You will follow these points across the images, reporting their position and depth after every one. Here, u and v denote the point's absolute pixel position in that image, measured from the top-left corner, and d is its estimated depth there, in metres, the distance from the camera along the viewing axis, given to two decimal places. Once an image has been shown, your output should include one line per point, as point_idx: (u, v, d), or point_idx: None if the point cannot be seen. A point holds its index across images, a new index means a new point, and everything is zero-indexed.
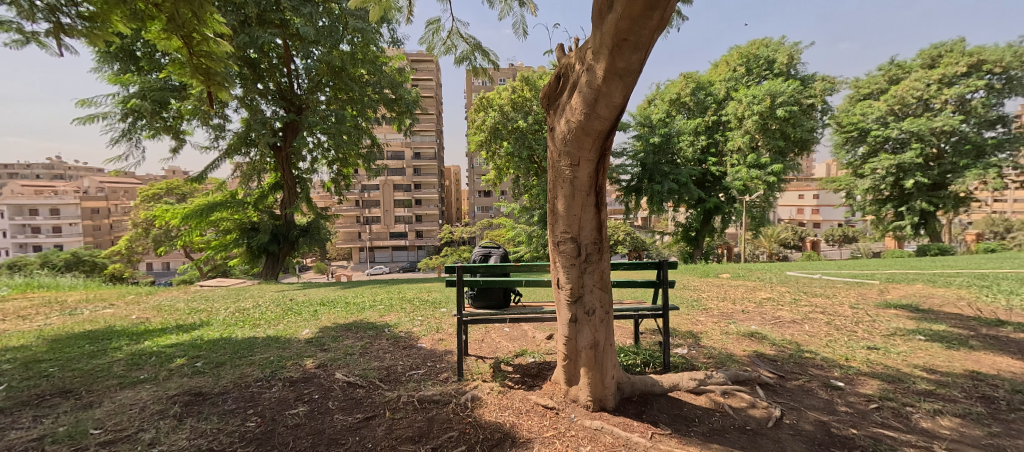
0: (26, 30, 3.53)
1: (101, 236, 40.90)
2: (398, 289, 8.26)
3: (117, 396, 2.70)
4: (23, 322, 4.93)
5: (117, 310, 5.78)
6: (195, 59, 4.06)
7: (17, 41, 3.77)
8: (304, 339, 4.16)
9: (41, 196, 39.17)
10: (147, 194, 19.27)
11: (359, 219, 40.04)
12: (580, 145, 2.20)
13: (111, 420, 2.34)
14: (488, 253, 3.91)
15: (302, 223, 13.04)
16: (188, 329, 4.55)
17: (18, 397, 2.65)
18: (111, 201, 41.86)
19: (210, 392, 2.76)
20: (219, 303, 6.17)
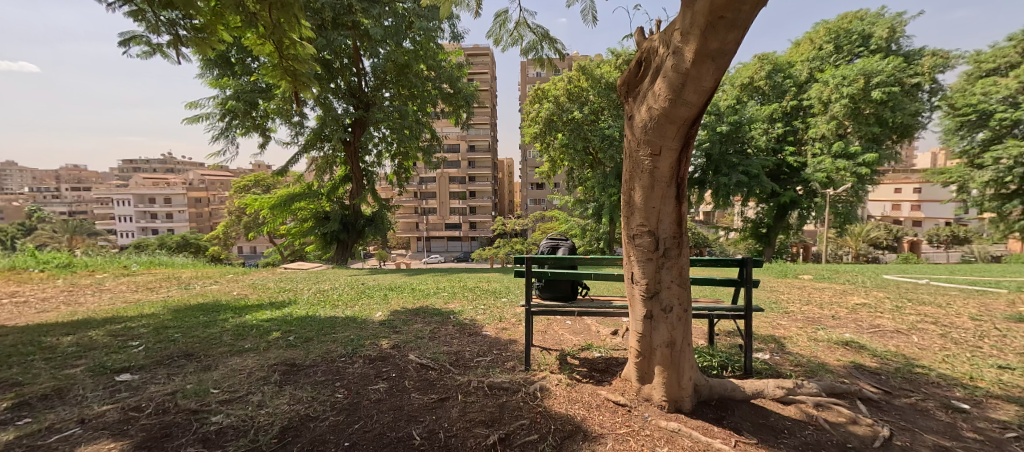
0: (153, 43, 4.08)
1: (203, 222, 46.98)
2: (458, 277, 8.57)
3: (229, 361, 3.07)
4: (152, 293, 5.80)
5: (220, 286, 6.61)
6: (285, 62, 4.41)
7: (147, 53, 4.37)
8: (377, 320, 4.47)
9: (159, 186, 45.84)
10: (239, 185, 21.64)
11: (418, 210, 41.97)
12: (663, 134, 2.08)
13: (226, 381, 2.67)
14: (556, 245, 3.92)
15: (368, 213, 13.95)
16: (279, 306, 5.09)
17: (155, 357, 3.13)
18: (211, 192, 47.78)
19: (302, 363, 3.04)
20: (302, 284, 6.82)
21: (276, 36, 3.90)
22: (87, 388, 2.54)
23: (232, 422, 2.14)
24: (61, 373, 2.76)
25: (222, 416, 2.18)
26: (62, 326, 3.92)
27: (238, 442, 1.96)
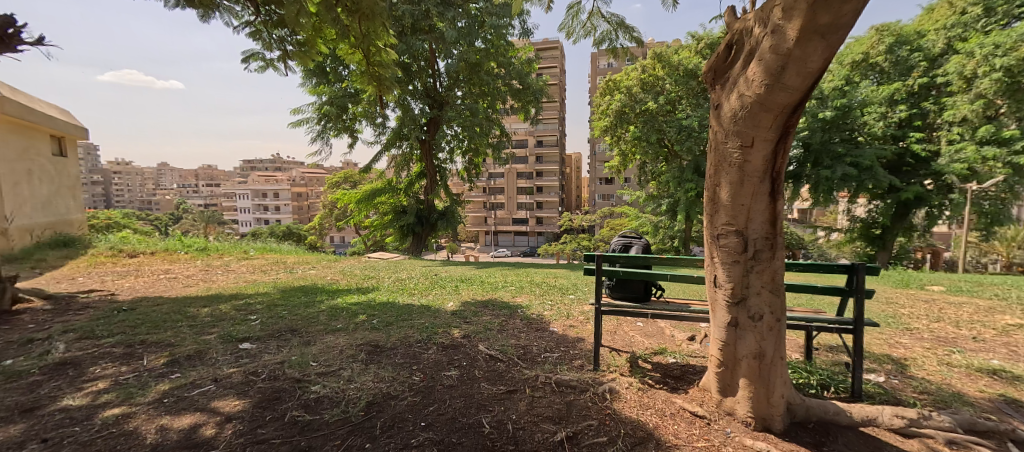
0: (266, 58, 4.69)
1: (303, 214, 53.08)
2: (525, 272, 8.65)
3: (324, 338, 3.43)
4: (263, 275, 6.71)
5: (316, 271, 7.44)
6: (370, 68, 4.77)
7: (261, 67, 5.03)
8: (449, 309, 4.66)
9: (269, 183, 52.79)
10: (331, 182, 23.98)
11: (487, 204, 43.14)
12: (757, 124, 1.88)
13: (322, 356, 2.99)
14: (628, 243, 3.78)
15: (441, 207, 14.64)
16: (364, 291, 5.57)
17: (267, 329, 3.60)
18: (308, 188, 53.76)
19: (384, 345, 3.30)
20: (383, 272, 7.39)
21: (365, 44, 4.21)
22: (218, 352, 3.00)
23: (326, 392, 2.39)
24: (199, 338, 3.30)
25: (320, 386, 2.44)
26: (198, 300, 4.68)
27: (333, 410, 2.18)
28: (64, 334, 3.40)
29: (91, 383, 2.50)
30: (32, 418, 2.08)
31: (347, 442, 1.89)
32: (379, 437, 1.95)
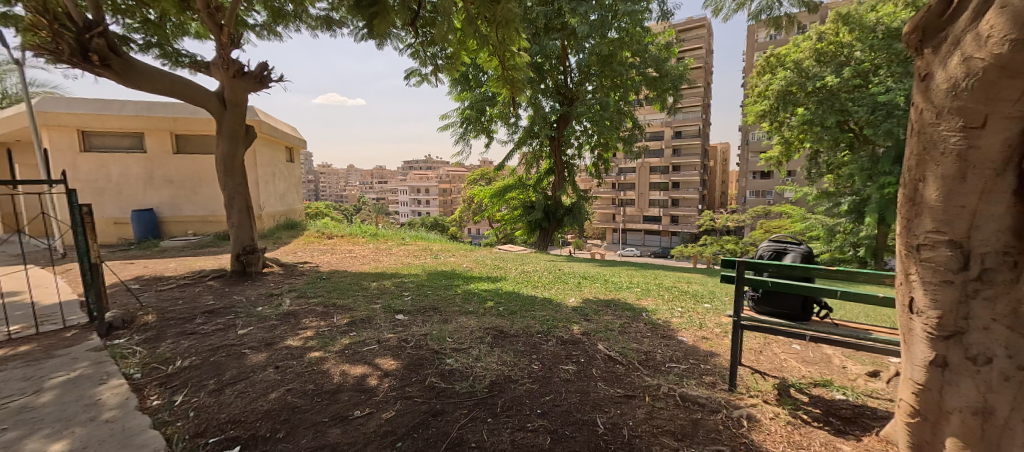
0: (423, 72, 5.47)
1: (446, 208, 59.99)
2: (653, 274, 8.14)
3: (459, 319, 3.83)
4: (415, 259, 7.84)
5: (455, 258, 8.35)
6: (505, 72, 5.08)
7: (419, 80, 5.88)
8: (572, 304, 4.70)
9: (421, 180, 61.14)
10: (470, 179, 26.39)
11: (616, 201, 41.74)
12: (992, 97, 1.24)
13: (457, 335, 3.35)
14: (782, 250, 3.24)
15: (567, 203, 14.74)
16: (493, 280, 6.02)
17: (417, 305, 4.21)
18: (452, 184, 60.39)
19: (508, 333, 3.54)
20: (511, 264, 7.86)
21: (501, 51, 4.54)
22: (380, 319, 3.65)
23: (458, 366, 2.70)
24: (369, 306, 4.08)
25: (454, 360, 2.76)
26: (369, 276, 5.76)
27: (462, 382, 2.45)
28: (288, 293, 4.60)
29: (303, 330, 3.34)
30: (269, 350, 2.90)
31: (472, 413, 2.11)
32: (499, 415, 2.13)
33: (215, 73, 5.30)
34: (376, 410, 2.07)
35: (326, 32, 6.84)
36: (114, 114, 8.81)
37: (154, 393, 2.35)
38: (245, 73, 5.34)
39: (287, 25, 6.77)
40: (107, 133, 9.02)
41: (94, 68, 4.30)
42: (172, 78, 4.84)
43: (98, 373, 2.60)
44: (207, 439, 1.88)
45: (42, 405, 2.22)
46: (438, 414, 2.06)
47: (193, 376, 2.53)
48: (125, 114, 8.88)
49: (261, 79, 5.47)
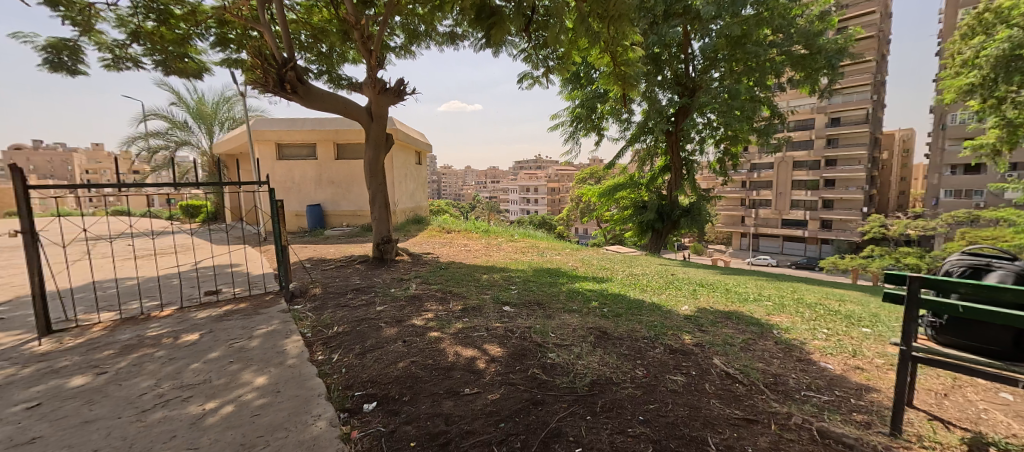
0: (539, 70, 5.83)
1: (555, 207, 60.64)
2: (791, 287, 7.00)
3: (563, 316, 3.80)
4: (523, 256, 8.14)
5: (562, 257, 8.41)
6: (617, 68, 4.88)
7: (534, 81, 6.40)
8: (686, 309, 4.32)
9: (531, 180, 62.86)
10: (580, 178, 25.97)
11: (746, 202, 36.85)
12: None
13: (560, 331, 3.35)
14: (980, 267, 2.52)
15: (685, 203, 13.52)
16: (599, 281, 5.82)
17: (525, 298, 4.38)
18: (562, 183, 60.70)
19: (613, 335, 3.44)
20: (619, 266, 7.57)
21: (613, 47, 4.44)
22: (490, 309, 3.93)
23: (560, 361, 2.72)
24: (480, 296, 4.42)
25: (556, 355, 2.80)
26: (481, 269, 6.21)
27: (564, 377, 2.48)
28: (414, 279, 5.26)
29: (425, 312, 3.80)
30: (399, 326, 3.38)
31: (572, 408, 2.14)
32: (599, 414, 2.12)
33: (365, 91, 6.32)
34: (483, 390, 2.26)
35: (451, 47, 7.57)
36: (294, 129, 11.12)
37: (319, 349, 2.96)
38: (387, 89, 6.24)
39: (419, 44, 7.69)
40: (292, 144, 11.46)
41: (286, 93, 5.53)
42: (336, 98, 5.94)
43: (283, 330, 3.38)
44: (353, 392, 2.30)
45: (251, 348, 2.99)
46: (539, 404, 2.13)
47: (344, 340, 3.11)
48: (303, 128, 11.15)
49: (398, 93, 6.34)
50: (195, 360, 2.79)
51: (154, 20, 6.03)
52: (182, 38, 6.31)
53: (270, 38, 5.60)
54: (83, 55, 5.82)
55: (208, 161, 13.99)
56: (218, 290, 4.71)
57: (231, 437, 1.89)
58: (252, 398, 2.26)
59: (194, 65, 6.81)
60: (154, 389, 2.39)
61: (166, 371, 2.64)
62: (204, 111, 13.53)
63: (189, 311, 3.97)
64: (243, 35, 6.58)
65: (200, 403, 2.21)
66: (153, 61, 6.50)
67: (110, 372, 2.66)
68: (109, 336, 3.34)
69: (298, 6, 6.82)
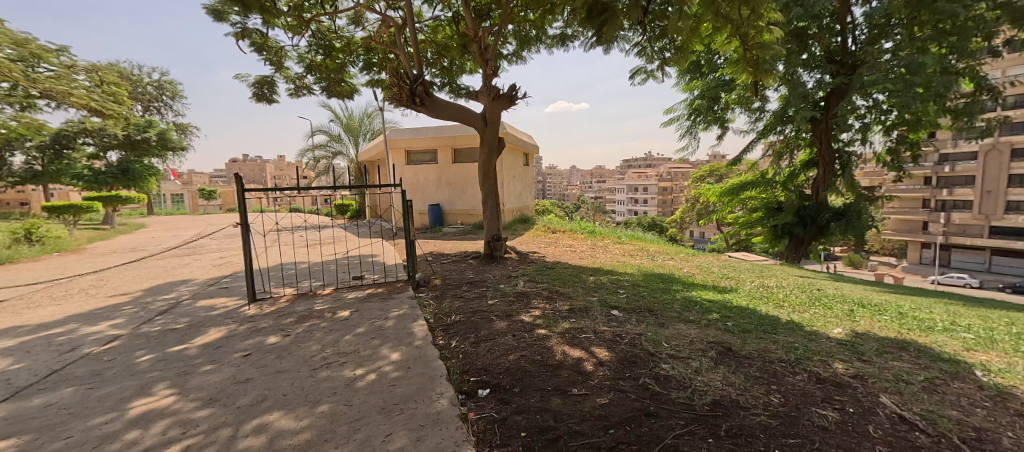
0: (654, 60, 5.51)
1: (666, 208, 56.60)
2: (1001, 317, 5.31)
3: (677, 326, 3.46)
4: (632, 259, 7.77)
5: (676, 262, 7.77)
6: (748, 53, 4.20)
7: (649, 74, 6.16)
8: (838, 329, 3.55)
9: (641, 179, 59.52)
10: (696, 176, 23.63)
11: (930, 203, 29.18)
12: None
13: (674, 342, 3.02)
14: None
15: (837, 205, 11.18)
16: (721, 290, 5.13)
17: (635, 304, 4.15)
18: (675, 182, 56.25)
19: (739, 351, 2.85)
20: (746, 275, 6.61)
21: (743, 30, 3.90)
22: (597, 312, 3.87)
23: (675, 374, 2.46)
24: (587, 298, 4.39)
25: (671, 366, 2.56)
26: (587, 270, 6.15)
27: (680, 390, 2.26)
28: (522, 276, 5.46)
29: (533, 309, 3.93)
30: (509, 320, 3.55)
31: (690, 426, 1.91)
32: (723, 439, 1.82)
33: (481, 99, 6.77)
34: (591, 393, 2.25)
35: (561, 48, 7.62)
36: (420, 137, 12.50)
37: (440, 335, 3.29)
38: (500, 95, 6.59)
39: (530, 49, 7.93)
40: (418, 150, 12.92)
41: (416, 106, 6.23)
42: (456, 107, 6.49)
43: (412, 313, 3.85)
44: (469, 377, 2.50)
45: (387, 327, 3.47)
46: (652, 416, 2.00)
47: (461, 329, 3.40)
48: (427, 136, 12.44)
49: (510, 98, 6.65)
50: (348, 332, 3.36)
51: (321, 55, 7.43)
52: (340, 66, 7.59)
53: (405, 60, 6.39)
54: (275, 87, 7.43)
55: (355, 167, 16.58)
56: (362, 276, 5.57)
57: (375, 400, 2.23)
58: (390, 370, 2.63)
59: (348, 88, 8.13)
60: (321, 352, 2.95)
61: (328, 338, 3.23)
62: (352, 124, 16.07)
63: (342, 292, 4.78)
64: (383, 59, 7.62)
65: (352, 368, 2.66)
66: (320, 87, 7.97)
67: (291, 335, 3.37)
68: (290, 307, 4.23)
69: (426, 27, 7.65)
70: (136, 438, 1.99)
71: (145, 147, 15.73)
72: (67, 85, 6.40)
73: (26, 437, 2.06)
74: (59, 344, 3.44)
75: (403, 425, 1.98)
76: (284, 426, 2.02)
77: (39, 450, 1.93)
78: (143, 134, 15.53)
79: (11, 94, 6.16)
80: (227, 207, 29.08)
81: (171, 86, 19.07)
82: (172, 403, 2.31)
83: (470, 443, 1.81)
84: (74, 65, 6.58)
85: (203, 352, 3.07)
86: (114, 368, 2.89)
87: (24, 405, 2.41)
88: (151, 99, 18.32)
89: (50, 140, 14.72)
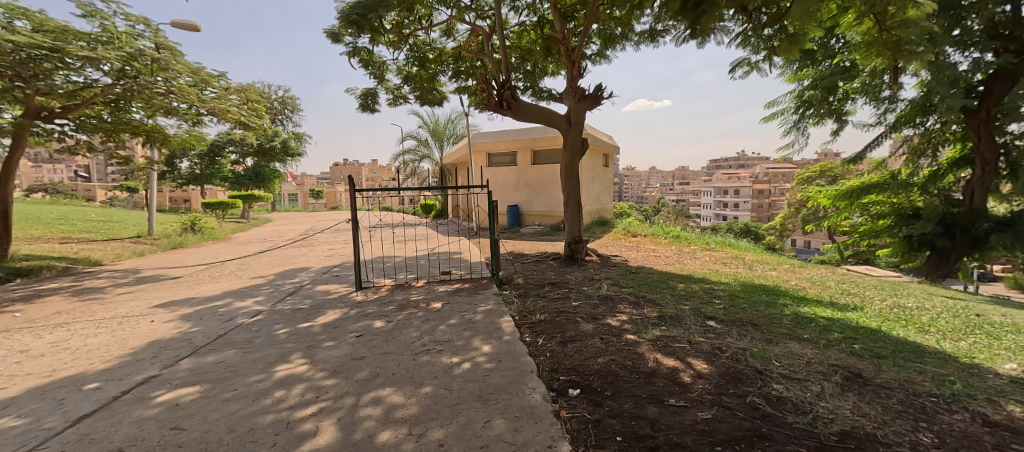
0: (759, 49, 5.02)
1: (762, 213, 50.96)
2: None
3: (788, 343, 3.11)
4: (726, 267, 7.15)
5: (780, 274, 6.97)
6: (885, 34, 3.56)
7: (751, 66, 5.65)
8: (1010, 364, 2.88)
9: (734, 182, 54.51)
10: (802, 177, 20.91)
11: None
12: None
13: (787, 361, 2.72)
14: None
15: (1001, 215, 8.99)
16: (842, 307, 4.48)
17: (735, 316, 3.81)
18: (773, 184, 50.32)
19: (872, 379, 2.47)
20: (873, 292, 5.69)
21: (879, 8, 3.32)
22: (691, 321, 3.62)
23: (789, 396, 2.21)
24: (677, 306, 4.14)
25: (784, 387, 2.31)
26: (675, 277, 5.79)
27: (798, 415, 2.03)
28: (605, 280, 5.34)
29: (620, 314, 3.82)
30: (595, 323, 3.51)
31: None
32: None
33: (565, 100, 6.75)
34: (691, 406, 2.12)
35: (649, 44, 7.29)
36: (501, 140, 12.87)
37: (527, 332, 3.36)
38: (586, 96, 6.53)
39: (615, 47, 7.72)
40: (499, 153, 13.34)
41: (502, 110, 6.44)
42: (540, 110, 6.58)
43: (498, 309, 3.98)
44: (558, 376, 2.52)
45: (477, 320, 3.64)
46: (764, 438, 1.82)
47: (547, 327, 3.43)
48: (508, 139, 12.76)
49: (596, 99, 6.55)
50: (442, 322, 3.60)
51: (416, 67, 8.06)
52: (432, 76, 8.14)
53: (492, 66, 6.63)
54: (377, 98, 8.22)
55: (440, 170, 17.63)
56: (450, 272, 5.92)
57: (471, 388, 2.37)
58: (483, 360, 2.76)
59: (439, 96, 8.68)
60: (420, 338, 3.21)
61: (425, 327, 3.50)
62: (439, 129, 17.11)
63: (434, 285, 5.13)
64: (471, 66, 7.99)
65: (449, 356, 2.85)
66: (414, 96, 8.62)
67: (393, 321, 3.71)
68: (390, 296, 4.66)
69: (512, 33, 7.86)
70: (281, 396, 2.37)
71: (272, 154, 18.43)
72: (224, 104, 7.78)
73: (205, 386, 2.56)
74: (220, 315, 4.21)
75: (500, 415, 2.07)
76: (396, 401, 2.24)
77: (216, 397, 2.41)
78: (271, 142, 18.23)
79: (186, 113, 7.68)
80: (331, 206, 32.83)
81: (291, 101, 22.09)
82: (305, 371, 2.70)
83: (566, 441, 1.83)
84: (229, 87, 7.98)
85: (325, 330, 3.52)
86: (259, 337, 3.46)
87: (201, 361, 3.00)
88: (277, 112, 21.41)
89: (206, 150, 18.00)
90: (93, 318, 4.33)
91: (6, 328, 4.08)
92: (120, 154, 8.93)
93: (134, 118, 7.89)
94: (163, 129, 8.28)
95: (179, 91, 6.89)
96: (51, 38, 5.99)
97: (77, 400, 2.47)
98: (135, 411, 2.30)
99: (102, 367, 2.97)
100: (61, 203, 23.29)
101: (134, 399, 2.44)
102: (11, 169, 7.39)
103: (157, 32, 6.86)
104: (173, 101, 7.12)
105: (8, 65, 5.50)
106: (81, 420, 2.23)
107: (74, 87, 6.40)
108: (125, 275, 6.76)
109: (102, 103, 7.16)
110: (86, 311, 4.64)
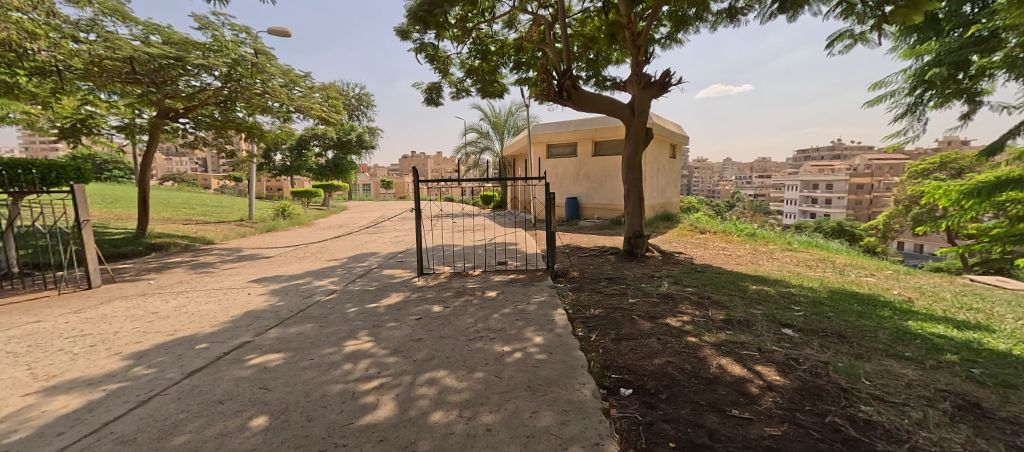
0: (868, 12, 4.31)
1: (860, 210, 44.66)
2: None
3: (883, 360, 2.72)
4: (811, 270, 6.41)
5: (879, 280, 6.10)
6: None
7: (859, 36, 4.93)
8: None
9: (825, 176, 48.69)
10: (917, 170, 18.02)
11: None
12: None
13: (881, 380, 2.39)
14: None
15: None
16: (960, 324, 3.78)
17: (818, 326, 3.38)
18: (876, 178, 43.54)
19: (993, 410, 2.08)
20: (1005, 308, 4.75)
21: None
22: (764, 328, 3.30)
23: (880, 420, 1.94)
24: (747, 310, 3.79)
25: (874, 409, 2.03)
26: (747, 278, 5.33)
27: (891, 443, 1.77)
28: (666, 277, 5.07)
29: (681, 314, 3.60)
30: (653, 322, 3.34)
31: None
32: None
33: (630, 88, 6.46)
34: (757, 419, 1.95)
35: (728, 24, 6.68)
36: (561, 130, 12.69)
37: (580, 326, 3.31)
38: (652, 83, 6.17)
39: (688, 29, 7.19)
40: (559, 144, 13.18)
41: (563, 100, 6.30)
42: (602, 99, 6.36)
43: (552, 302, 3.96)
44: (610, 373, 2.45)
45: (530, 311, 3.66)
46: None
47: (601, 323, 3.35)
48: (569, 129, 12.54)
49: (662, 85, 6.18)
50: (496, 311, 3.67)
51: (476, 60, 8.18)
52: (493, 68, 8.21)
53: (553, 55, 6.47)
54: (441, 91, 8.50)
55: (500, 162, 17.90)
56: (507, 262, 6.01)
57: (522, 377, 2.39)
58: (534, 351, 2.77)
59: (500, 88, 8.77)
60: (474, 325, 3.31)
61: (480, 314, 3.60)
62: (499, 121, 17.27)
63: (490, 274, 5.24)
64: (532, 57, 7.94)
65: (501, 344, 2.90)
66: (476, 89, 8.78)
67: (450, 307, 3.86)
68: (448, 283, 4.86)
69: (574, 21, 7.61)
70: (349, 369, 2.58)
71: (349, 146, 20.02)
72: (309, 101, 8.59)
73: (288, 353, 2.88)
74: (302, 291, 4.69)
75: (548, 406, 2.06)
76: (449, 383, 2.33)
77: (296, 364, 2.70)
78: (348, 136, 19.72)
79: (279, 111, 8.55)
80: (399, 196, 34.94)
81: (366, 98, 23.69)
82: (371, 347, 2.91)
83: (614, 440, 1.78)
84: (313, 86, 8.76)
85: (389, 311, 3.78)
86: (334, 313, 3.81)
87: (286, 331, 3.36)
88: (354, 109, 23.11)
89: (295, 143, 19.60)
90: (205, 288, 5.07)
91: (143, 292, 4.93)
92: (229, 148, 10.20)
93: (238, 116, 8.97)
94: (260, 125, 9.32)
95: (273, 92, 7.78)
96: (177, 49, 7.00)
97: (191, 357, 2.91)
98: (232, 370, 2.65)
99: (210, 330, 3.47)
100: (185, 189, 27.46)
101: (233, 360, 2.81)
102: (148, 160, 8.78)
103: (255, 40, 7.68)
104: (269, 101, 8.01)
105: (146, 74, 6.48)
106: (194, 373, 2.62)
107: (193, 91, 7.39)
108: (230, 253, 7.80)
109: (214, 104, 8.24)
110: (200, 282, 5.44)
